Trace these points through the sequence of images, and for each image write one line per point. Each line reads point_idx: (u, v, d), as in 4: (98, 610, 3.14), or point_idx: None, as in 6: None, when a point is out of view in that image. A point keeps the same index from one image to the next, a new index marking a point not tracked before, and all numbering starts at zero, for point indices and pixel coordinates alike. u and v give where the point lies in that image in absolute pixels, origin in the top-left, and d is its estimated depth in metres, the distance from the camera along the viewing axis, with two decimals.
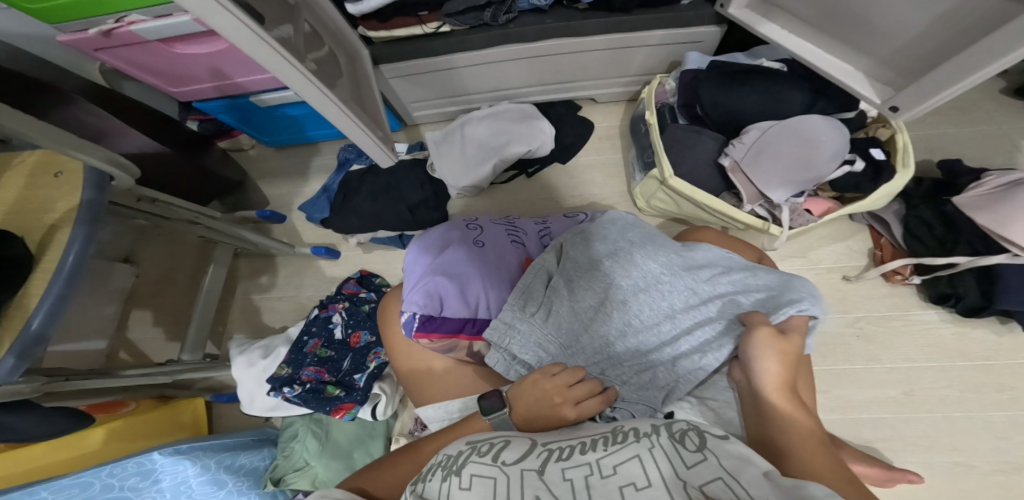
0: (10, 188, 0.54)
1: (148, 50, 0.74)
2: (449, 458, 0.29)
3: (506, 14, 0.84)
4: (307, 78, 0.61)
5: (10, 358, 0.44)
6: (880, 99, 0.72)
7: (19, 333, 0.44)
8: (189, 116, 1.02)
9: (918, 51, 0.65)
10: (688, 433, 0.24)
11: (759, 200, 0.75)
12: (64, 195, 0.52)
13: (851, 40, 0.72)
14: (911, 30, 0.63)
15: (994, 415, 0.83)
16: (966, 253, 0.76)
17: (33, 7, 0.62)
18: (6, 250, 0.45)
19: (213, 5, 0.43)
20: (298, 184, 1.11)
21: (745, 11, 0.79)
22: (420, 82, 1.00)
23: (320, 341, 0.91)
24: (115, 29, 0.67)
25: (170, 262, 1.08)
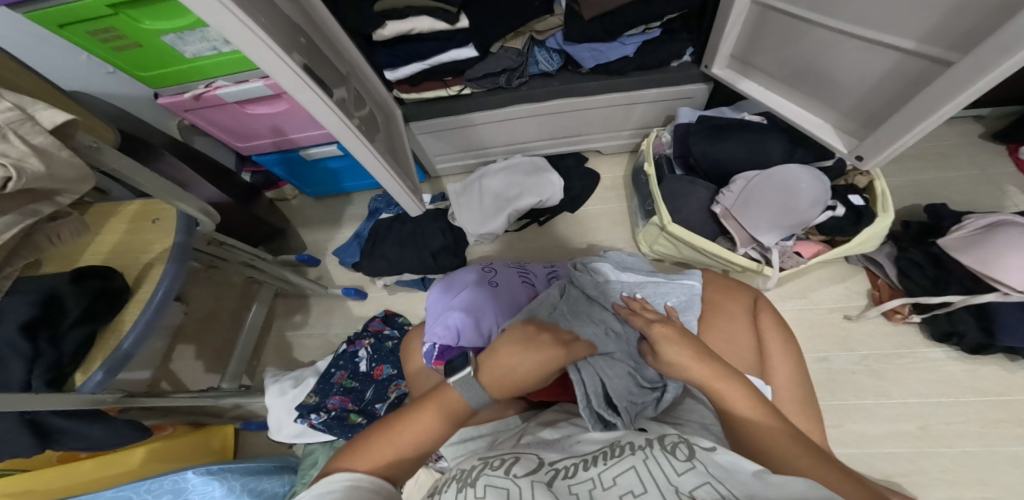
0: (113, 232, 0.64)
1: (227, 112, 0.87)
2: (462, 473, 0.33)
3: (519, 80, 0.96)
4: (356, 134, 0.71)
5: (100, 373, 0.54)
6: (846, 148, 0.74)
7: (114, 351, 0.56)
8: (245, 168, 1.15)
9: (873, 106, 0.68)
10: (679, 445, 0.29)
11: (751, 243, 0.80)
12: (160, 238, 0.63)
13: (818, 95, 0.76)
14: (865, 83, 0.67)
15: (1018, 452, 0.83)
16: (959, 291, 0.80)
17: (145, 75, 0.77)
18: (111, 282, 0.57)
19: (282, 64, 0.53)
20: (331, 233, 1.24)
21: (725, 71, 0.87)
22: (443, 138, 1.12)
23: (346, 373, 0.98)
24: (204, 93, 0.81)
25: (213, 300, 1.18)
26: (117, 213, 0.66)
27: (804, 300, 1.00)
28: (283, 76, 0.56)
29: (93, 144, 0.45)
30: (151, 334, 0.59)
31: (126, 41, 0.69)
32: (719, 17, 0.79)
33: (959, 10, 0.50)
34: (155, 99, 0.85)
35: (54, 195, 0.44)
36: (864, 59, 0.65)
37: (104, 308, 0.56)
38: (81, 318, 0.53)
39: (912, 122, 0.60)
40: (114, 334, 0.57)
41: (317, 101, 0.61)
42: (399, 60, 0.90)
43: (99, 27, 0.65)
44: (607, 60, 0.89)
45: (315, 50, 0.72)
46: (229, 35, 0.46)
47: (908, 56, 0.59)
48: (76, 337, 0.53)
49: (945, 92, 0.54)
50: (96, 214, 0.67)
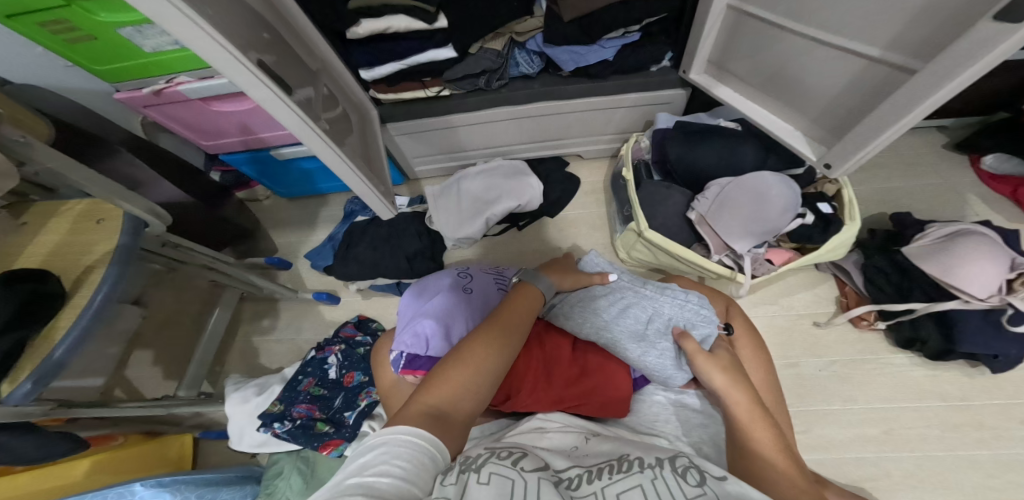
0: (52, 233, 0.60)
1: (191, 108, 0.83)
2: (466, 458, 0.37)
3: (498, 82, 0.95)
4: (324, 140, 0.69)
5: (28, 383, 0.50)
6: (817, 156, 0.75)
7: (44, 360, 0.52)
8: (213, 167, 1.10)
9: (839, 114, 0.70)
10: (689, 470, 0.32)
11: (725, 250, 0.81)
12: (103, 239, 0.59)
13: (789, 101, 0.77)
14: (833, 90, 0.68)
15: (976, 453, 0.85)
16: (921, 299, 0.82)
17: (99, 69, 0.73)
18: (44, 286, 0.53)
19: (237, 64, 0.51)
20: (304, 235, 1.20)
21: (702, 76, 0.88)
22: (423, 140, 1.10)
23: (314, 381, 0.95)
24: (165, 89, 0.77)
25: (175, 304, 1.13)
26: (57, 212, 0.62)
27: (776, 307, 1.02)
28: (244, 79, 0.54)
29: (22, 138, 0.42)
30: (90, 341, 0.55)
31: (79, 34, 0.64)
32: (696, 21, 0.79)
33: (922, 21, 0.51)
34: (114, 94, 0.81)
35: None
36: (833, 67, 0.66)
37: (35, 314, 0.51)
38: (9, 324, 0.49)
39: (875, 131, 0.62)
40: (46, 342, 0.53)
41: (279, 101, 0.59)
42: (375, 60, 0.88)
43: (50, 20, 0.61)
44: (586, 63, 0.89)
45: (281, 51, 0.69)
46: (189, 41, 0.44)
47: (873, 63, 0.61)
48: (3, 345, 0.49)
49: (906, 104, 0.55)
50: (35, 214, 0.62)
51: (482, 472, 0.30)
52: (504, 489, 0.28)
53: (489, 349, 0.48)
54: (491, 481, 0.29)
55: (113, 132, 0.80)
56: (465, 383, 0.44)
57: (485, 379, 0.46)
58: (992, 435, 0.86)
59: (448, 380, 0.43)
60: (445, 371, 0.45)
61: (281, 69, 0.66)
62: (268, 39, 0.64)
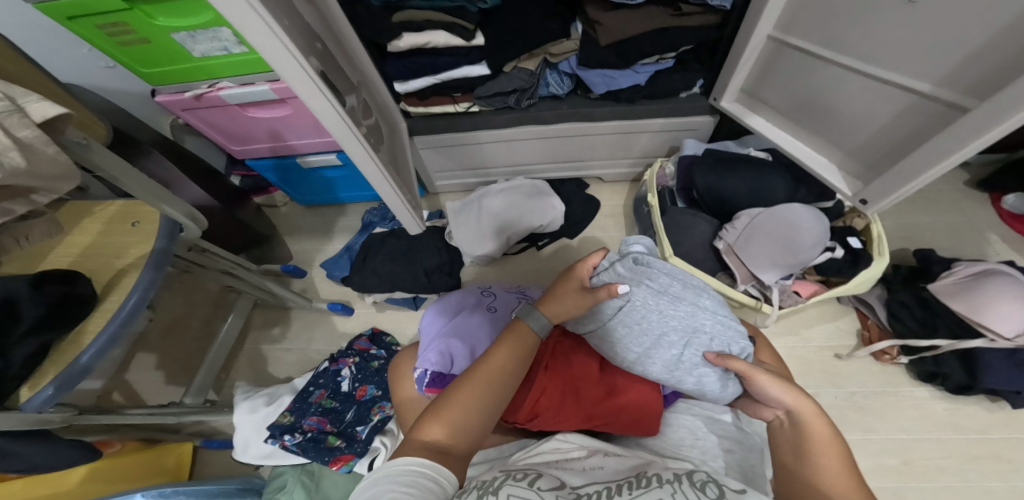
0: (85, 234, 0.59)
1: (226, 113, 0.83)
2: (484, 481, 0.38)
3: (528, 100, 0.96)
4: (367, 152, 0.70)
5: (50, 388, 0.48)
6: (851, 191, 0.76)
7: (70, 365, 0.50)
8: (234, 171, 1.10)
9: (877, 150, 0.72)
10: (708, 485, 0.33)
11: (752, 280, 0.81)
12: (138, 242, 0.58)
13: (823, 133, 0.79)
14: (875, 123, 0.70)
15: (999, 489, 0.84)
16: (947, 336, 0.82)
17: (145, 71, 0.74)
18: (76, 289, 0.52)
19: (300, 70, 0.52)
20: (320, 244, 1.18)
21: (734, 104, 0.90)
22: (447, 154, 1.10)
23: (325, 392, 0.92)
24: (205, 93, 0.78)
25: (183, 307, 1.11)
26: (90, 213, 0.61)
27: (796, 336, 1.01)
28: (300, 83, 0.54)
29: (82, 141, 0.42)
30: (115, 346, 0.53)
31: (134, 36, 0.66)
32: (732, 53, 0.82)
33: (972, 63, 0.53)
34: (152, 96, 0.81)
35: (29, 194, 0.39)
36: (872, 99, 0.68)
37: (64, 317, 0.50)
38: (37, 326, 0.47)
39: (916, 169, 0.63)
40: (73, 346, 0.51)
41: (330, 106, 0.59)
42: (411, 73, 0.89)
43: (109, 22, 0.62)
44: (618, 87, 0.90)
45: (331, 60, 0.70)
46: (254, 37, 0.45)
47: (920, 100, 0.62)
48: (27, 348, 0.47)
49: (951, 142, 0.57)
50: (66, 213, 0.61)
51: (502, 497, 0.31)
52: None
53: (498, 363, 0.47)
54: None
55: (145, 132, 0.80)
56: (461, 416, 0.42)
57: (485, 408, 0.44)
58: (1014, 470, 0.85)
59: (443, 414, 0.42)
60: (438, 406, 0.43)
61: (330, 77, 0.66)
62: (320, 47, 0.66)
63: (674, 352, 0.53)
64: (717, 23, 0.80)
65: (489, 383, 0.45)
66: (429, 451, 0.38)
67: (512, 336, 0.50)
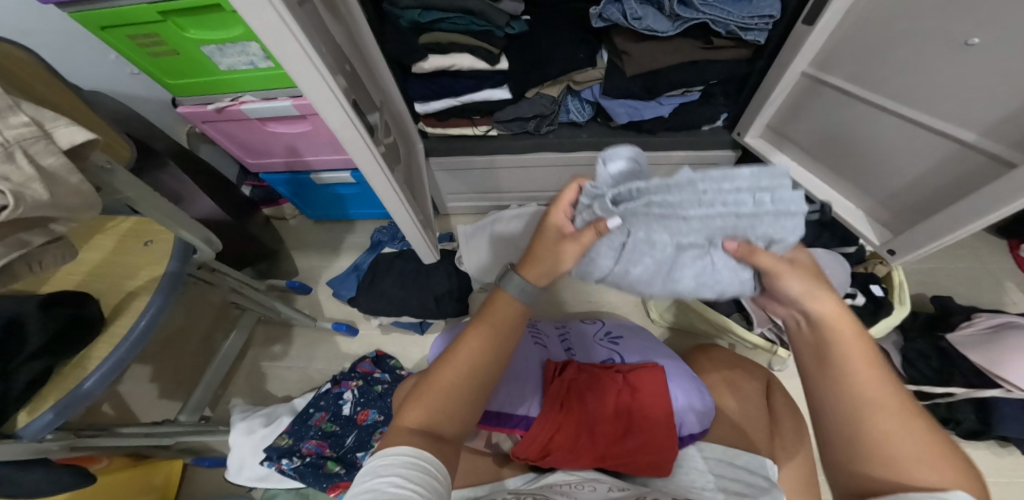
0: (96, 251, 0.57)
1: (245, 127, 0.82)
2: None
3: (548, 126, 0.96)
4: (389, 180, 0.70)
5: (50, 413, 0.46)
6: (879, 240, 0.78)
7: (71, 391, 0.47)
8: (246, 182, 1.08)
9: (912, 200, 0.72)
10: None
11: (768, 323, 0.84)
12: (151, 263, 0.56)
13: (852, 180, 0.80)
14: (909, 175, 0.70)
15: None
16: (965, 386, 0.81)
17: (168, 81, 0.72)
18: (84, 312, 0.50)
19: (330, 97, 0.51)
20: (327, 259, 1.17)
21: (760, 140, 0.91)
22: (461, 177, 1.10)
23: (326, 415, 0.89)
24: (228, 106, 0.77)
25: (183, 318, 1.08)
26: (103, 229, 0.59)
27: None
28: (327, 104, 0.53)
29: (106, 164, 0.41)
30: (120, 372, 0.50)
31: (164, 47, 0.65)
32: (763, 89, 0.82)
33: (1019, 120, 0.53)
34: (174, 105, 0.80)
35: (47, 222, 0.37)
36: (905, 146, 0.69)
37: (68, 341, 0.48)
38: (41, 351, 0.45)
39: (956, 223, 0.62)
40: (76, 372, 0.49)
41: (351, 125, 0.57)
42: (431, 95, 0.88)
43: (142, 32, 0.61)
44: (640, 118, 0.90)
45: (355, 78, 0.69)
46: (285, 54, 0.43)
47: (966, 150, 0.62)
48: (29, 374, 0.45)
49: (999, 199, 0.55)
50: (79, 228, 0.60)
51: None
52: None
53: (479, 326, 0.42)
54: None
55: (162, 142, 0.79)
56: (440, 401, 0.40)
57: (469, 392, 0.40)
58: None
59: (423, 398, 0.40)
60: (419, 393, 0.41)
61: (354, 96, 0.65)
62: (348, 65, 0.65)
63: (675, 274, 0.36)
64: (747, 57, 0.81)
65: (468, 366, 0.41)
66: (410, 435, 0.37)
67: (492, 311, 0.43)
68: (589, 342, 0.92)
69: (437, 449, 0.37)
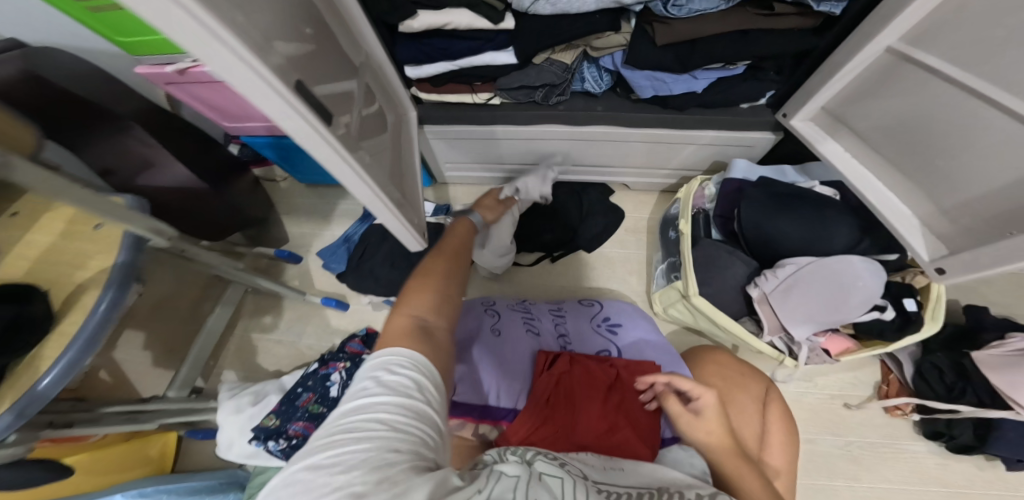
0: (49, 233, 0.57)
1: (217, 90, 0.74)
2: (517, 453, 0.38)
3: (558, 97, 0.82)
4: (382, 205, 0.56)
5: (10, 416, 0.47)
6: (930, 255, 0.70)
7: (30, 392, 0.48)
8: (231, 142, 0.96)
9: (980, 214, 0.62)
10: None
11: (780, 333, 0.76)
12: (104, 252, 0.55)
13: (918, 184, 0.69)
14: (991, 186, 0.59)
15: None
16: (972, 402, 0.83)
17: (126, 41, 0.69)
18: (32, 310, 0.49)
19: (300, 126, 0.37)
20: (318, 226, 1.03)
21: (808, 125, 0.80)
22: (459, 147, 0.96)
23: (314, 396, 0.83)
24: (191, 69, 0.69)
25: (173, 286, 0.99)
26: (51, 212, 0.59)
27: (809, 383, 0.99)
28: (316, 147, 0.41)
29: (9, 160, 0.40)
30: (71, 377, 0.50)
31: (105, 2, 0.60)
32: (828, 71, 0.70)
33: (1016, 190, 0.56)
34: (137, 67, 0.74)
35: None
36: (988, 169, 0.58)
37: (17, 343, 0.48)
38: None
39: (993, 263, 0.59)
40: (30, 372, 0.50)
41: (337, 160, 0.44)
42: (424, 56, 0.75)
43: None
44: (668, 93, 0.78)
45: (327, 70, 0.55)
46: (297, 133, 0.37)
47: None
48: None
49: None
50: (27, 206, 0.60)
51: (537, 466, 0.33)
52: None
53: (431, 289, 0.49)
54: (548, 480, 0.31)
55: (128, 105, 0.72)
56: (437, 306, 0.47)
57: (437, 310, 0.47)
58: None
59: (428, 298, 0.48)
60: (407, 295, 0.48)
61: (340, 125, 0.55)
62: (318, 56, 0.52)
63: None
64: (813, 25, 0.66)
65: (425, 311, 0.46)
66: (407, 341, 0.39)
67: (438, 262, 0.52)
68: (588, 328, 0.85)
69: (429, 338, 0.41)
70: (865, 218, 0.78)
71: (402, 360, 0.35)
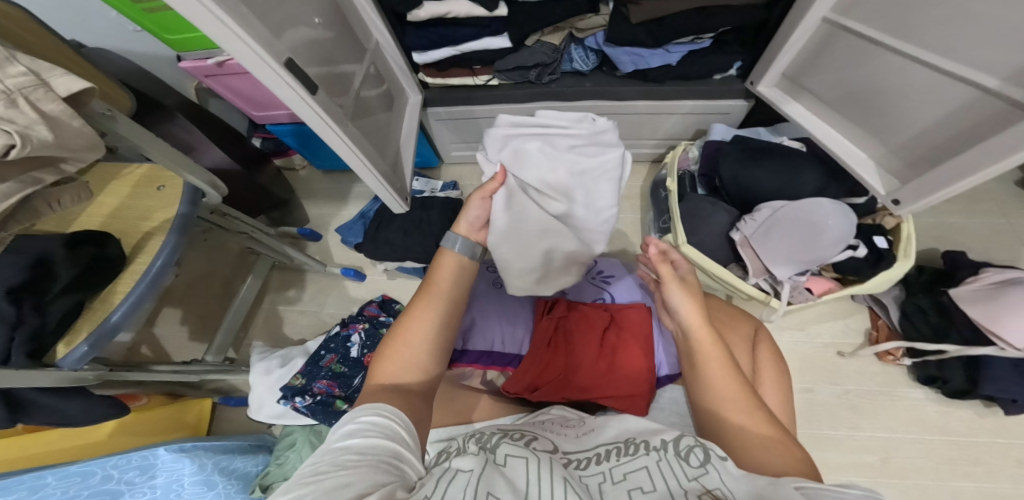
0: (116, 195, 0.66)
1: (247, 80, 0.84)
2: (486, 438, 0.39)
3: (550, 76, 0.92)
4: (353, 151, 0.69)
5: (85, 346, 0.54)
6: (885, 190, 0.79)
7: (102, 323, 0.55)
8: (255, 133, 1.07)
9: (927, 145, 0.73)
10: (694, 450, 0.32)
11: (764, 274, 0.83)
12: (163, 207, 0.64)
13: (872, 130, 0.80)
14: (935, 116, 0.70)
15: (965, 488, 0.89)
16: (957, 341, 0.86)
17: (171, 38, 0.79)
18: (106, 251, 0.57)
19: (268, 71, 0.49)
20: (336, 207, 1.13)
21: (772, 90, 0.89)
22: (462, 127, 1.06)
23: (336, 357, 0.87)
24: (227, 61, 0.80)
25: (206, 265, 1.08)
26: (119, 177, 0.68)
27: (801, 333, 1.04)
28: (286, 93, 0.54)
29: (106, 112, 0.48)
30: (142, 306, 0.58)
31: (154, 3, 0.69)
32: (780, 37, 0.80)
33: (961, 112, 0.66)
34: (179, 63, 0.84)
35: (58, 163, 0.45)
36: (935, 99, 0.68)
37: (98, 277, 0.56)
38: (71, 285, 0.53)
39: (946, 181, 0.68)
40: (103, 306, 0.57)
41: (302, 100, 0.56)
42: (430, 44, 0.85)
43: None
44: (647, 66, 0.87)
45: (332, 54, 0.68)
46: (255, 70, 0.48)
47: (985, 95, 0.61)
48: (64, 305, 0.52)
49: (1005, 145, 0.58)
50: (97, 174, 0.69)
51: (497, 453, 0.33)
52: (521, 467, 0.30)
53: (418, 328, 0.43)
54: (507, 464, 0.31)
55: (173, 96, 0.82)
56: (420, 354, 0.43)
57: (418, 363, 0.43)
58: (987, 472, 0.90)
59: (398, 358, 0.42)
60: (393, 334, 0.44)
61: (332, 92, 0.66)
62: (321, 42, 0.64)
63: None
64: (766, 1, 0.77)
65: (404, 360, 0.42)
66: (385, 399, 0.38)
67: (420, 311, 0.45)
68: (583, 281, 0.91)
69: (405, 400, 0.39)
70: (834, 167, 0.86)
71: (368, 414, 0.34)
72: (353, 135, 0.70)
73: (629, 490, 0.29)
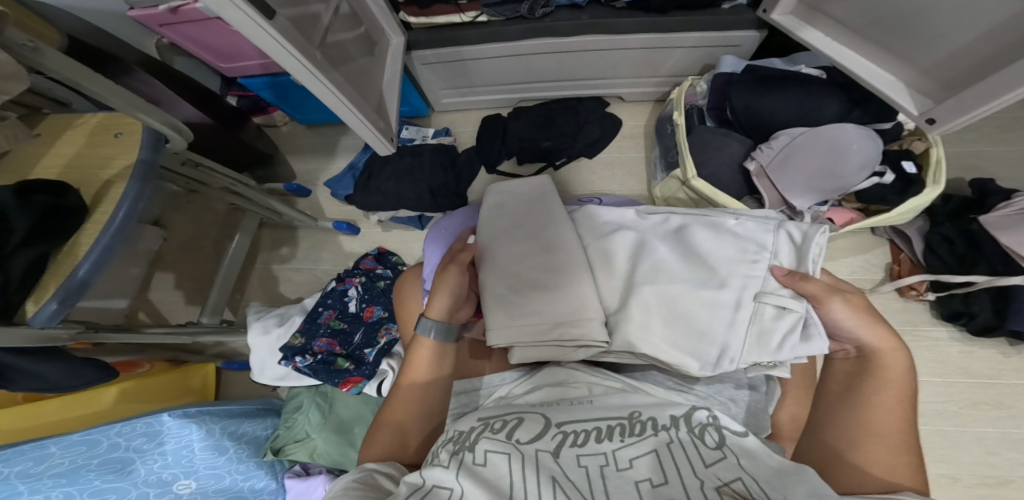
0: (71, 145, 0.62)
1: (210, 28, 0.79)
2: (461, 433, 0.32)
3: (543, 9, 0.85)
4: (331, 93, 0.64)
5: (54, 303, 0.50)
6: (918, 110, 0.73)
7: (67, 279, 0.51)
8: (230, 92, 1.03)
9: (968, 62, 0.65)
10: (707, 429, 0.28)
11: (781, 206, 0.78)
12: (121, 155, 0.60)
13: (897, 50, 0.73)
14: (975, 28, 0.61)
15: (986, 430, 0.86)
16: (986, 272, 0.81)
17: None
18: (65, 201, 0.52)
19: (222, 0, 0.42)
20: (325, 164, 1.10)
21: (788, 18, 0.82)
22: (453, 72, 1.00)
23: (333, 313, 0.85)
24: (182, 7, 0.74)
25: (197, 229, 1.06)
26: (74, 126, 0.64)
27: None
28: (250, 31, 0.48)
29: (30, 44, 0.43)
30: (110, 261, 0.55)
31: None
32: None
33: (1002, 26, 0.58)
34: (130, 10, 0.78)
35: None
36: (968, 10, 0.60)
37: (57, 229, 0.51)
38: (28, 238, 0.49)
39: (988, 95, 0.62)
40: (69, 260, 0.53)
41: (262, 33, 0.49)
42: None
43: None
44: None
45: None
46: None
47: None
48: (24, 259, 0.49)
49: None
50: (50, 127, 0.65)
51: (474, 450, 0.28)
52: (504, 471, 0.25)
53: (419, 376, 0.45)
54: (488, 463, 0.26)
55: (133, 51, 0.77)
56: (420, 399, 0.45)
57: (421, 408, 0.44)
58: (1011, 415, 0.86)
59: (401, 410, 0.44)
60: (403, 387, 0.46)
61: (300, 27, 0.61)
62: None
63: None
64: None
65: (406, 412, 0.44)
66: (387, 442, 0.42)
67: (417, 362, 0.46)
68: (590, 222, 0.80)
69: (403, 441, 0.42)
70: (856, 93, 0.80)
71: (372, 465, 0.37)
72: (336, 82, 0.66)
73: (637, 482, 0.23)
